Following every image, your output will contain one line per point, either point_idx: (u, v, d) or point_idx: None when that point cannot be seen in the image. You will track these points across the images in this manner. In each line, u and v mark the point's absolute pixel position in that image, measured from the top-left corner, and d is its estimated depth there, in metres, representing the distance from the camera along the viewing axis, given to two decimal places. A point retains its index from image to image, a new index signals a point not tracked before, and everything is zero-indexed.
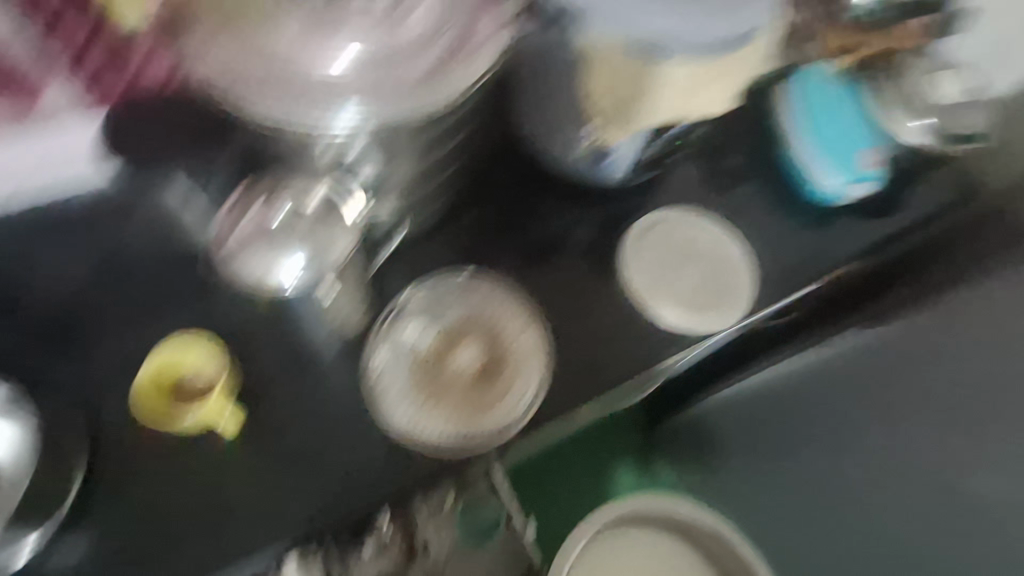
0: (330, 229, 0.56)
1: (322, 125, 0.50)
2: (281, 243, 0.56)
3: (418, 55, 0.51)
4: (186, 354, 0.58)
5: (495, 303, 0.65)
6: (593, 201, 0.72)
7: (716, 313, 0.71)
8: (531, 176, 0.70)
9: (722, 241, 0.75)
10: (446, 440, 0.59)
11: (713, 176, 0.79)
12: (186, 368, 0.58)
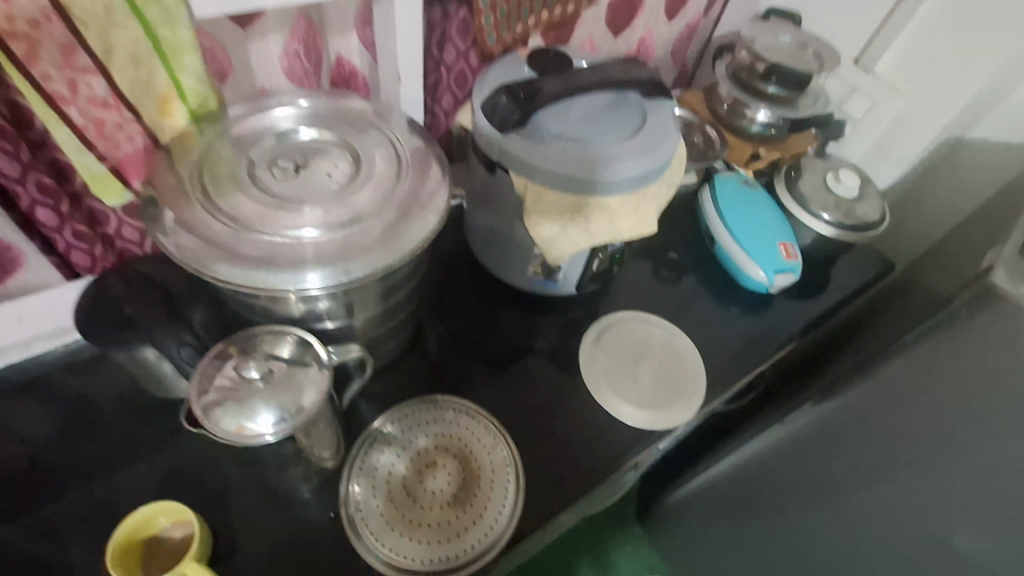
0: (303, 373, 0.50)
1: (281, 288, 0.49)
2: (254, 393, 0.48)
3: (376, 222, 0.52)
4: (156, 516, 0.53)
5: (465, 420, 0.67)
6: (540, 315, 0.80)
7: (675, 404, 0.75)
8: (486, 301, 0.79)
9: (664, 338, 0.81)
10: (425, 569, 0.57)
11: (650, 285, 0.88)
12: (158, 528, 0.53)
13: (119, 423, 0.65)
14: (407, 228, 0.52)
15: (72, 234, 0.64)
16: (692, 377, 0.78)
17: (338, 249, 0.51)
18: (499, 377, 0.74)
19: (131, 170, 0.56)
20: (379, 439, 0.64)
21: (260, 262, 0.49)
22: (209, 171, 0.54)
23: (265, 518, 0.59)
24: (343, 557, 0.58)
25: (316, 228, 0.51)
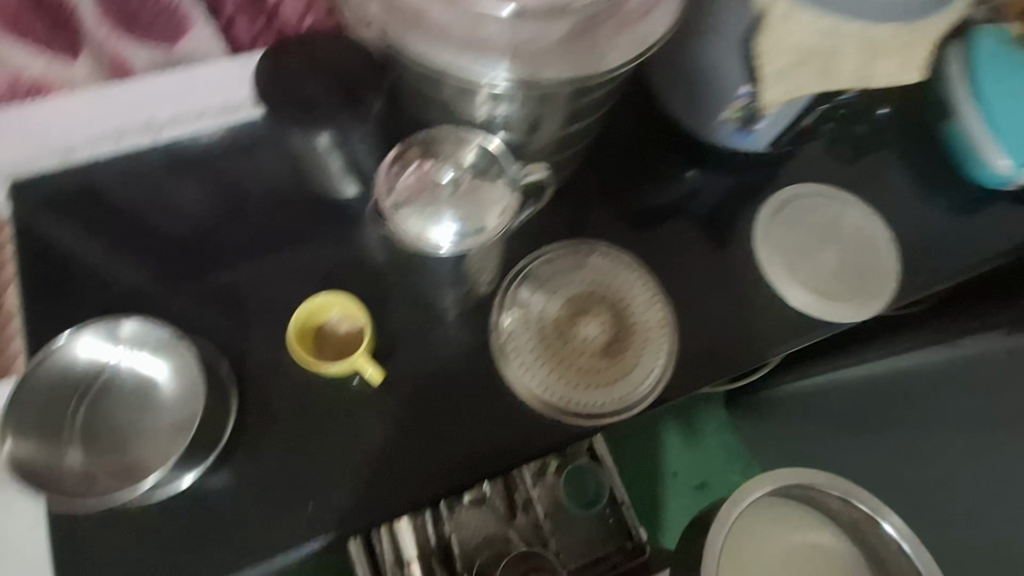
0: (490, 191, 0.45)
1: (471, 78, 0.42)
2: (439, 200, 0.45)
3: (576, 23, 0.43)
4: (329, 305, 0.56)
5: (622, 274, 0.63)
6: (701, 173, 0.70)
7: (857, 296, 0.66)
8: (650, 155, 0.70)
9: (857, 223, 0.69)
10: (568, 410, 0.57)
11: (848, 162, 0.73)
12: (331, 318, 0.57)
13: (275, 211, 0.64)
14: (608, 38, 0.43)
15: (237, 7, 0.62)
16: (883, 272, 0.67)
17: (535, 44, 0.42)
18: (654, 235, 0.67)
19: None
20: (531, 276, 0.62)
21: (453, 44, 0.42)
22: None
23: (417, 331, 0.59)
24: (486, 382, 0.58)
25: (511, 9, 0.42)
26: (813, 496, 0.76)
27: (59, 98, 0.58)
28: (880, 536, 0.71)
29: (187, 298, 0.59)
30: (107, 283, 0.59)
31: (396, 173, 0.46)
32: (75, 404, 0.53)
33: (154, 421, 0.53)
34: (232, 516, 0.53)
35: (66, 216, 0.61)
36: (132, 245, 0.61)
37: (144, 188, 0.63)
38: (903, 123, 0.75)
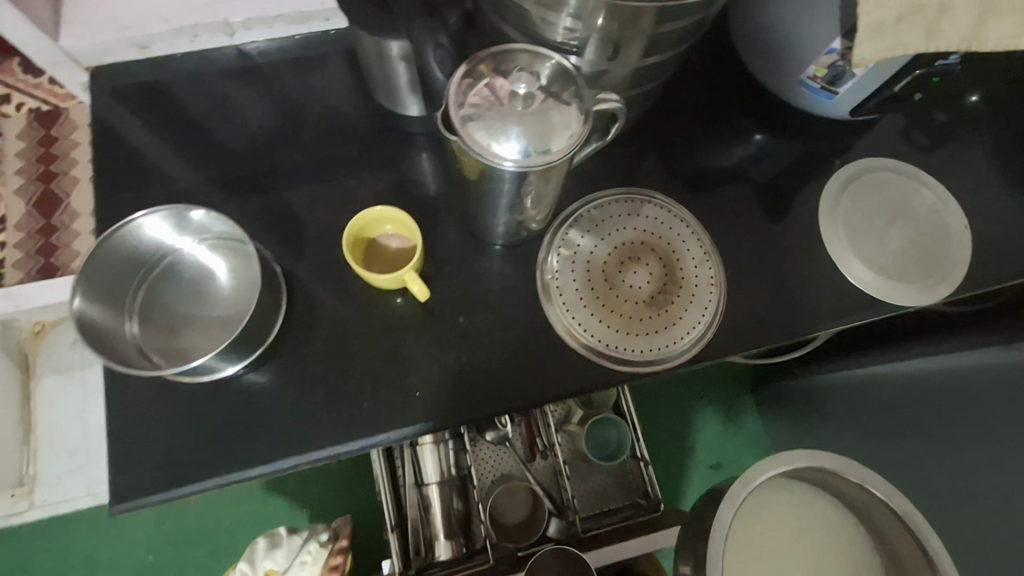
0: (560, 112, 0.44)
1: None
2: (507, 117, 0.44)
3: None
4: (382, 221, 0.57)
5: (678, 226, 0.61)
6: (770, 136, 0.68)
7: (921, 278, 0.63)
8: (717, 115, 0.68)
9: (932, 204, 0.66)
10: (606, 353, 0.57)
11: (929, 140, 0.69)
12: (382, 233, 0.57)
13: (337, 129, 0.64)
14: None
15: None
16: (954, 258, 0.63)
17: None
18: (713, 193, 0.65)
19: None
20: (583, 219, 0.61)
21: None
22: None
23: (463, 259, 0.60)
24: (527, 316, 0.59)
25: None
26: (828, 483, 0.65)
27: None
28: (897, 526, 0.61)
29: (247, 203, 0.61)
30: (173, 180, 0.61)
31: (465, 88, 0.44)
32: (137, 283, 0.55)
33: (209, 311, 0.56)
34: (273, 410, 0.55)
35: (138, 112, 0.63)
36: (197, 147, 0.63)
37: (211, 94, 0.64)
38: (995, 104, 0.70)
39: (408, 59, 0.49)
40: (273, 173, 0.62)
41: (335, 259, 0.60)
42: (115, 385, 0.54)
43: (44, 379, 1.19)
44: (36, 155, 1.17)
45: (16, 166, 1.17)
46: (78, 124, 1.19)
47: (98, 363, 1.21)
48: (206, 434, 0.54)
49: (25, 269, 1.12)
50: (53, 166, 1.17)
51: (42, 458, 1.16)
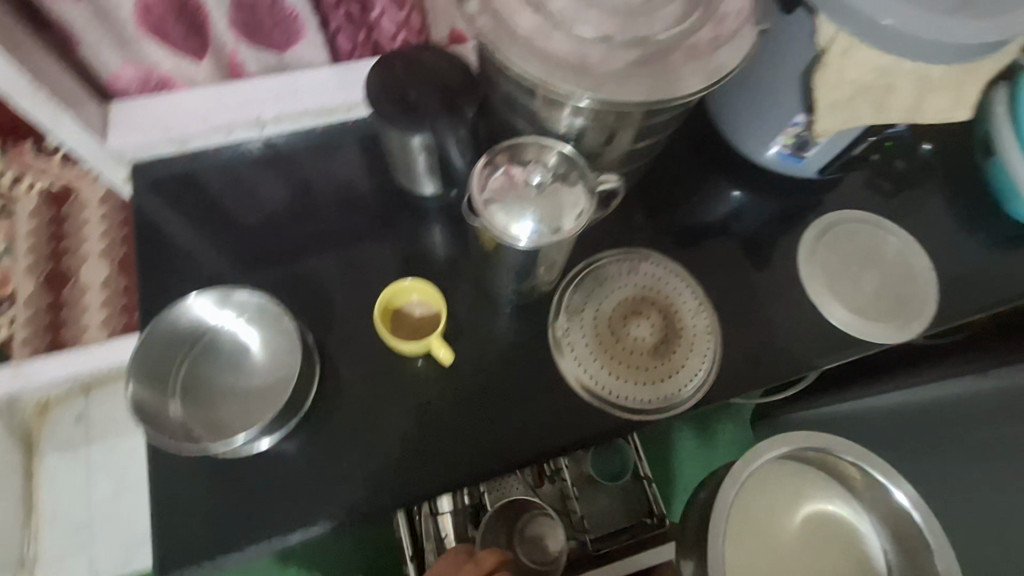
0: (568, 193, 0.51)
1: (560, 94, 0.47)
2: (525, 199, 0.50)
3: (658, 50, 0.47)
4: (407, 290, 0.62)
5: (674, 281, 0.67)
6: (746, 193, 0.75)
7: (895, 317, 0.69)
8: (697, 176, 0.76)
9: (899, 247, 0.73)
10: (617, 403, 0.62)
11: (888, 193, 0.77)
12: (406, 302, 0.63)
13: (355, 206, 0.71)
14: (685, 68, 0.47)
15: (340, 22, 0.67)
16: (922, 297, 0.70)
17: (619, 69, 0.47)
18: (700, 247, 0.72)
19: None
20: (588, 278, 0.67)
21: (542, 59, 0.47)
22: None
23: (478, 321, 0.65)
24: (539, 371, 0.63)
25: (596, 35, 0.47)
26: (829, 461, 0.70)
27: (183, 95, 0.67)
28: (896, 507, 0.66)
29: (276, 279, 0.66)
30: (205, 261, 0.67)
31: (485, 175, 0.51)
32: (181, 360, 0.59)
33: (245, 381, 0.60)
34: (304, 471, 0.58)
35: (173, 201, 0.69)
36: (229, 230, 0.68)
37: (239, 179, 0.71)
38: (941, 157, 0.79)
39: (428, 149, 0.56)
40: (299, 249, 0.68)
41: (360, 327, 0.64)
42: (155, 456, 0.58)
43: (47, 457, 1.19)
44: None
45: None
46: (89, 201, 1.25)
47: (102, 437, 1.21)
48: (240, 498, 0.57)
49: None
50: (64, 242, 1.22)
51: (43, 538, 1.15)
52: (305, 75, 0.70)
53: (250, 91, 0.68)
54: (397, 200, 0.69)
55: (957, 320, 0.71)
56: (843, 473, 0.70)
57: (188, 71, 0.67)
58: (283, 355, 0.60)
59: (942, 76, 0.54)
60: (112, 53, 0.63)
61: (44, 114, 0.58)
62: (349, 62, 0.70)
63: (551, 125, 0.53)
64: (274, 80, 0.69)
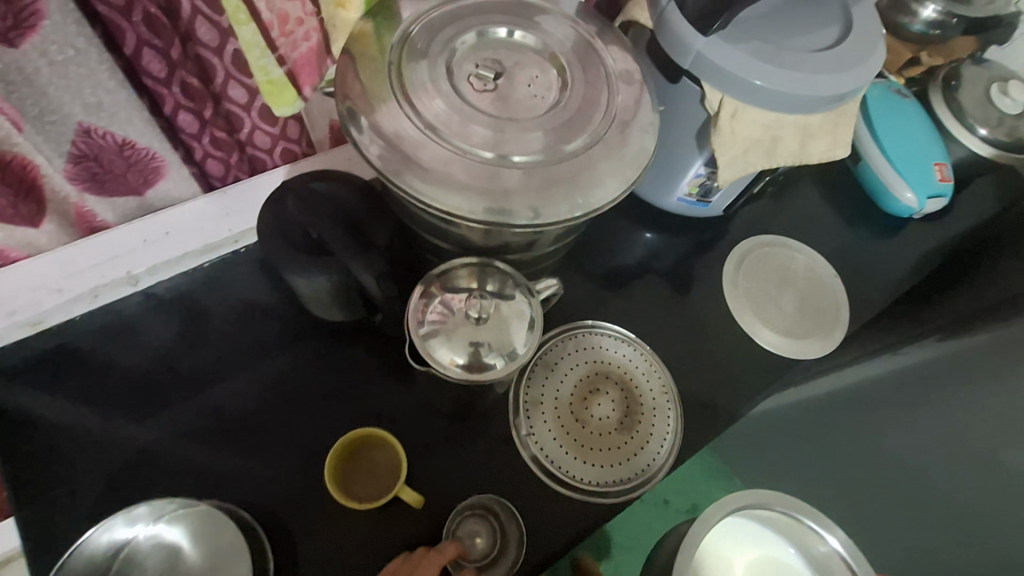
0: (511, 312, 0.49)
1: (487, 219, 0.44)
2: (469, 331, 0.47)
3: (572, 156, 0.46)
4: (353, 437, 0.56)
5: (620, 348, 0.67)
6: (661, 235, 0.77)
7: (817, 331, 0.74)
8: (612, 228, 0.76)
9: (803, 262, 0.78)
10: (597, 491, 0.60)
11: (780, 210, 0.82)
12: (356, 448, 0.57)
13: (267, 342, 0.63)
14: (602, 170, 0.46)
15: (206, 149, 0.59)
16: (831, 307, 0.76)
17: (534, 185, 0.45)
18: (633, 300, 0.72)
19: (304, 75, 0.53)
20: (538, 367, 0.64)
21: (458, 187, 0.44)
22: (398, 66, 0.47)
23: (435, 439, 0.60)
24: (512, 477, 0.60)
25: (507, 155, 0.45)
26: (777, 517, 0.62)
27: (25, 264, 0.56)
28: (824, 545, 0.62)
29: (190, 451, 0.57)
30: (93, 453, 0.56)
31: (421, 308, 0.47)
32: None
33: None
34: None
35: (37, 386, 0.58)
36: (119, 405, 0.58)
37: (118, 342, 0.61)
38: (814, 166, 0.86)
39: (338, 287, 0.51)
40: (211, 407, 0.59)
41: (302, 481, 0.57)
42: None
43: None
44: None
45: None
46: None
47: None
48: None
49: None
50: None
51: None
52: (174, 212, 0.61)
53: (111, 244, 0.58)
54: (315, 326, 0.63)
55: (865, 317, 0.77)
56: (787, 529, 0.63)
57: (27, 237, 0.56)
58: (222, 548, 0.52)
59: (820, 122, 0.58)
60: None
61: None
62: (228, 188, 0.62)
63: (478, 239, 0.50)
64: (137, 228, 0.59)
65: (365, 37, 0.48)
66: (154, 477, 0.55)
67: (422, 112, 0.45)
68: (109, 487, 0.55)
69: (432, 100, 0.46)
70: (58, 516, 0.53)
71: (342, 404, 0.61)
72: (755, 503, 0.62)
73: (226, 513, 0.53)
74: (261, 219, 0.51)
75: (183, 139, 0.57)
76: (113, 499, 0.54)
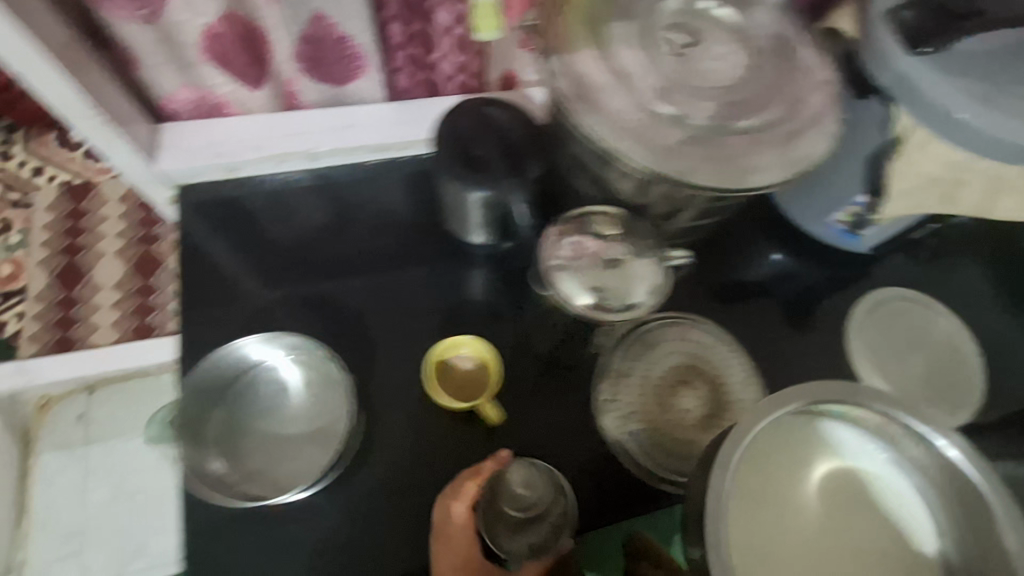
0: (638, 267, 0.51)
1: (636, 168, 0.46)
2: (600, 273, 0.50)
3: (740, 136, 0.47)
4: (459, 342, 0.63)
5: (722, 351, 0.66)
6: (794, 256, 0.74)
7: (938, 405, 0.68)
8: (745, 234, 0.75)
9: (943, 329, 0.72)
10: (660, 476, 0.60)
11: (933, 269, 0.76)
12: (455, 355, 0.63)
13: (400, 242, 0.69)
14: (764, 159, 0.46)
15: (402, 61, 0.66)
16: (963, 384, 0.70)
17: (693, 148, 0.46)
18: (746, 307, 0.71)
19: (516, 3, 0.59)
20: (636, 343, 0.65)
21: (625, 132, 0.46)
22: (598, 17, 0.50)
23: (521, 377, 0.63)
24: (587, 437, 0.62)
25: (682, 116, 0.47)
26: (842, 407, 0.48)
27: (234, 120, 0.66)
28: (936, 464, 0.47)
29: (320, 315, 0.64)
30: (247, 292, 0.65)
31: (555, 244, 0.51)
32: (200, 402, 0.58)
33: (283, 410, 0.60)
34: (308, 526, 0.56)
35: (210, 222, 0.68)
36: (271, 257, 0.67)
37: (283, 205, 0.70)
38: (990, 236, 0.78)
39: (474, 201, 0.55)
40: (341, 281, 0.67)
41: (399, 371, 0.62)
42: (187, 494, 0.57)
43: (44, 457, 1.26)
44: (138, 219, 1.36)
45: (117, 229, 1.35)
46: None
47: (132, 435, 1.29)
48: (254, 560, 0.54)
49: (41, 342, 1.24)
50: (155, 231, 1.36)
51: (34, 541, 1.21)
52: (360, 109, 0.69)
53: (302, 122, 0.67)
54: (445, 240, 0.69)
55: (1004, 409, 0.70)
56: (864, 421, 0.49)
57: (244, 98, 0.66)
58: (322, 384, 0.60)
59: (1017, 177, 0.53)
60: (169, 78, 0.61)
61: (99, 136, 0.58)
62: (407, 103, 0.70)
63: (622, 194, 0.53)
64: (327, 114, 0.68)
65: None
66: (285, 325, 0.64)
67: (609, 63, 0.48)
68: (251, 321, 0.64)
69: (623, 54, 0.48)
70: (207, 329, 0.63)
71: (452, 316, 0.66)
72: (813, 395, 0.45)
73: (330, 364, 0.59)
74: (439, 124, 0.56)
75: (388, 47, 0.64)
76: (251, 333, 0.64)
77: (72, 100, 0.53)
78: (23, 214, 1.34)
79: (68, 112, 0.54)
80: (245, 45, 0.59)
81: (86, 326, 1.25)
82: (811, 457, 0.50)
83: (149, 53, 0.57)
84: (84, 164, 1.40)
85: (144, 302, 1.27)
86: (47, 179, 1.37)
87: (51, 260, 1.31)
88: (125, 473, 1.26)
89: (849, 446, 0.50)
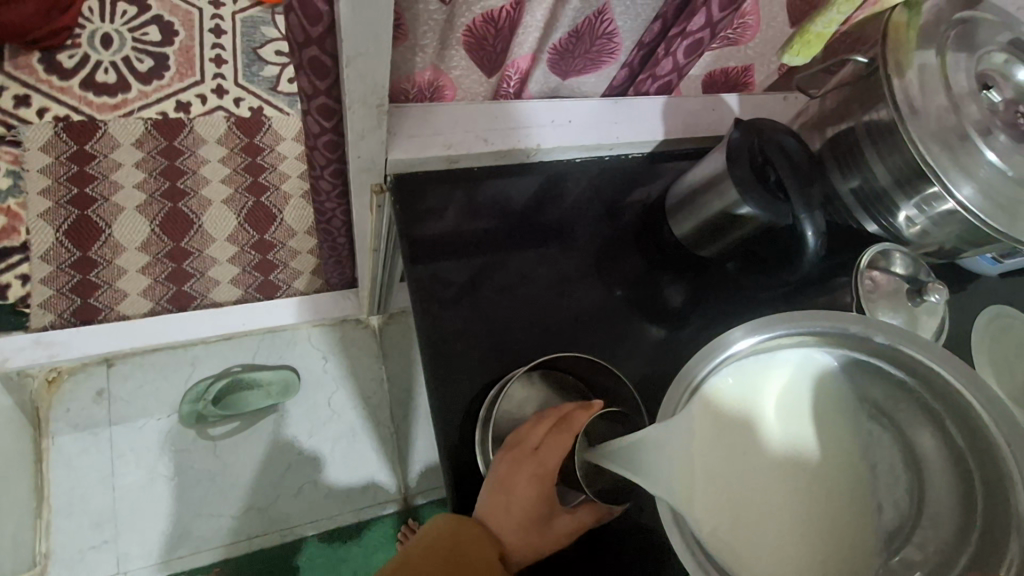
0: (925, 317, 0.58)
1: (949, 189, 0.50)
2: (897, 303, 0.57)
3: None
4: None
5: None
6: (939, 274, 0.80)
7: None
8: None
9: None
10: None
11: None
12: None
13: (618, 243, 0.67)
14: None
15: (635, 57, 0.64)
16: None
17: (1001, 191, 0.50)
18: None
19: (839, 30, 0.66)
20: None
21: (956, 167, 0.50)
22: (920, 59, 0.51)
23: None
24: None
25: (993, 158, 0.50)
26: (764, 339, 0.48)
27: (461, 103, 0.61)
28: (863, 352, 0.48)
29: (556, 330, 0.62)
30: (482, 293, 0.61)
31: (861, 272, 0.57)
32: (473, 398, 0.57)
33: None
34: (587, 551, 0.55)
35: (412, 245, 0.61)
36: (478, 252, 0.62)
37: (497, 195, 0.65)
38: None
39: (745, 221, 0.57)
40: (568, 278, 0.64)
41: (632, 381, 0.62)
42: (465, 509, 0.54)
43: (59, 438, 1.09)
44: (159, 169, 1.20)
45: (134, 178, 1.19)
46: (204, 140, 1.23)
47: (164, 413, 1.15)
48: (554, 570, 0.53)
49: (58, 309, 1.09)
50: (181, 183, 1.21)
51: (57, 531, 1.06)
52: (578, 102, 0.66)
53: (530, 111, 0.64)
54: (682, 251, 0.67)
55: None
56: (789, 340, 0.47)
57: (473, 80, 0.60)
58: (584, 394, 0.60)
59: None
60: (424, 59, 0.54)
61: (362, 126, 0.52)
62: (621, 101, 0.68)
63: (897, 205, 0.59)
64: (556, 104, 0.65)
65: (900, 32, 0.52)
66: (528, 330, 0.61)
67: (943, 100, 0.50)
68: (489, 340, 0.60)
69: (947, 99, 0.50)
70: (445, 348, 0.58)
71: (668, 325, 0.65)
72: (723, 334, 0.48)
73: (600, 367, 0.58)
74: (726, 138, 0.58)
75: (635, 45, 0.62)
76: (484, 338, 0.59)
77: (374, 90, 0.47)
78: (14, 153, 1.15)
79: (357, 98, 0.48)
80: (518, 32, 0.55)
81: (113, 290, 1.13)
82: (774, 384, 0.44)
83: (426, 33, 0.51)
84: (85, 98, 1.20)
85: (182, 264, 1.17)
86: (40, 112, 1.17)
87: (53, 211, 1.14)
88: (158, 455, 1.13)
89: (811, 368, 0.45)
